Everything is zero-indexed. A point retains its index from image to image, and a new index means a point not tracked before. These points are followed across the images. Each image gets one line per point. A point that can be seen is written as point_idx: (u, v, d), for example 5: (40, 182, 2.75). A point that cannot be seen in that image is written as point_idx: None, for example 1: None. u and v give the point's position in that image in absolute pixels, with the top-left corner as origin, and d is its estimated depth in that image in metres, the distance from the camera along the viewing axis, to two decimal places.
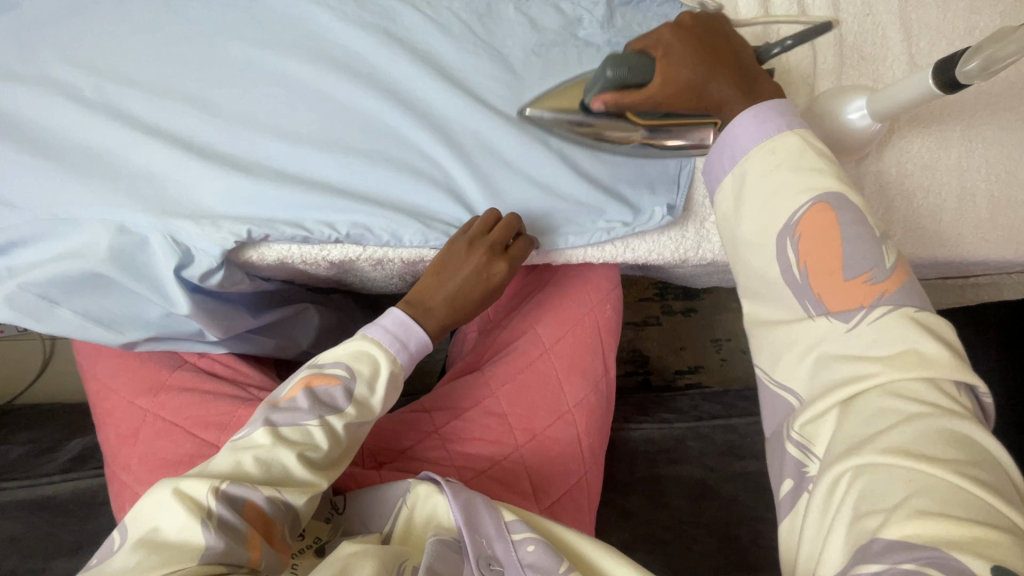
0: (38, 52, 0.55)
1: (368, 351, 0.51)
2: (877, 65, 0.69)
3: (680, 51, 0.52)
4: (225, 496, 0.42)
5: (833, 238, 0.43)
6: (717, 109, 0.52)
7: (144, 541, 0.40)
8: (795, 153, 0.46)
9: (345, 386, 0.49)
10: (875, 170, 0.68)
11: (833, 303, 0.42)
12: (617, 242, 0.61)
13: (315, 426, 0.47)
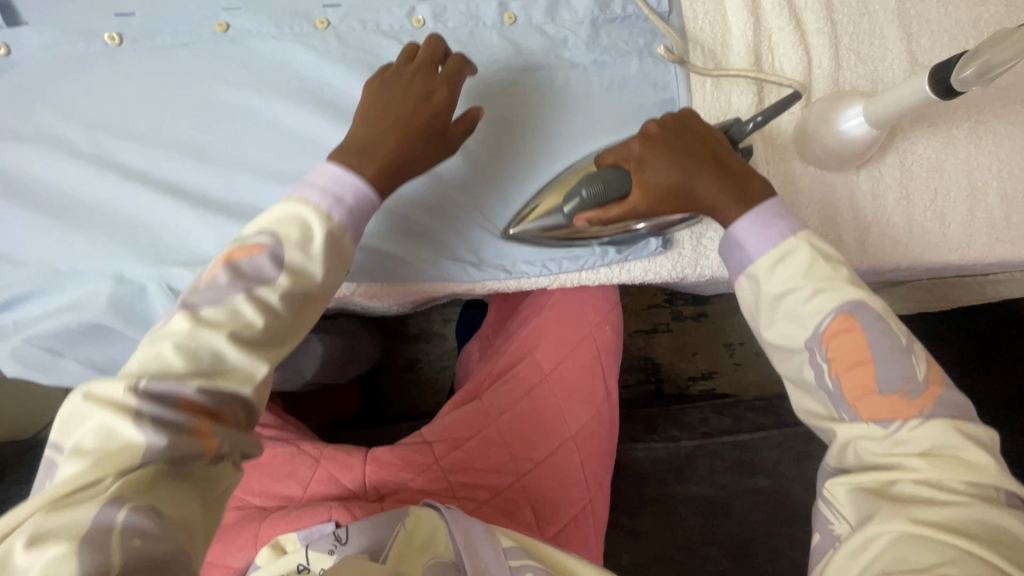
0: (28, 101, 0.55)
1: (298, 209, 0.46)
2: (877, 65, 0.66)
3: (655, 162, 0.51)
4: (149, 392, 0.39)
5: (865, 352, 0.45)
6: (710, 210, 0.52)
7: (75, 452, 0.37)
8: (809, 261, 0.47)
9: (268, 252, 0.44)
10: (880, 175, 0.65)
11: (867, 411, 0.44)
12: (611, 263, 0.61)
13: (244, 301, 0.43)
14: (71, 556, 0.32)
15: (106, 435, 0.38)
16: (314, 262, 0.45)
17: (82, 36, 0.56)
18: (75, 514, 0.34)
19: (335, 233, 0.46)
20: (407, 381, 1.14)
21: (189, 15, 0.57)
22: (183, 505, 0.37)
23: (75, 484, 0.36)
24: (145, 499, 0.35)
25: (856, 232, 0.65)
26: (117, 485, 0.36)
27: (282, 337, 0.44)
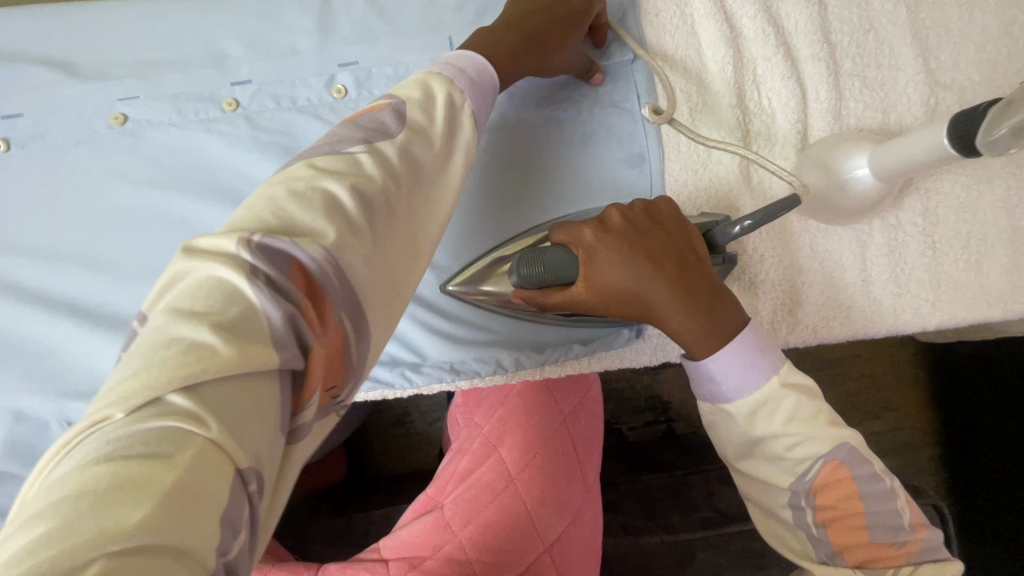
0: None
1: (426, 76, 0.39)
2: (887, 91, 0.56)
3: (612, 259, 0.42)
4: (263, 244, 0.26)
5: (853, 502, 0.41)
6: (669, 328, 0.42)
7: (174, 313, 0.24)
8: (795, 403, 0.42)
9: (392, 108, 0.36)
10: (896, 222, 0.55)
11: (854, 560, 0.41)
12: (578, 355, 0.53)
13: (361, 153, 0.33)
14: (174, 473, 0.20)
15: (225, 302, 0.24)
16: (435, 126, 0.37)
17: None
18: (223, 406, 0.23)
19: (455, 99, 0.39)
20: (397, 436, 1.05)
21: (81, 108, 0.50)
22: (259, 425, 0.24)
23: (218, 366, 0.23)
24: (237, 426, 0.23)
25: (869, 293, 0.55)
26: (218, 391, 0.23)
27: (389, 206, 0.33)
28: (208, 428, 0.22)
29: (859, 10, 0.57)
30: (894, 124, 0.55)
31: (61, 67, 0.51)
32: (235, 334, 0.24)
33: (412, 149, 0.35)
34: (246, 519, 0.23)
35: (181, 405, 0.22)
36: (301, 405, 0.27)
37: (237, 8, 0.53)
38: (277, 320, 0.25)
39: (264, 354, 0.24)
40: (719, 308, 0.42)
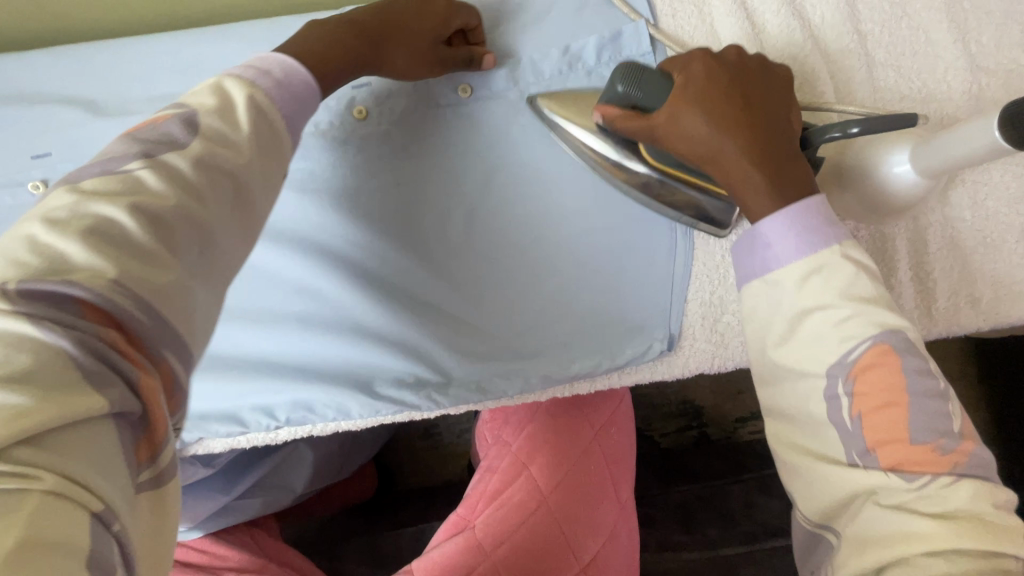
0: None
1: (225, 80, 0.34)
2: (924, 80, 0.53)
3: (707, 85, 0.42)
4: (27, 289, 0.23)
5: (899, 391, 0.34)
6: (728, 184, 0.41)
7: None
8: (850, 277, 0.36)
9: (181, 117, 0.32)
10: (941, 219, 0.52)
11: (888, 460, 0.33)
12: (607, 369, 0.51)
13: (141, 169, 0.29)
14: (16, 529, 0.19)
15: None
16: (240, 134, 0.32)
17: (7, 188, 0.51)
18: (56, 456, 0.21)
19: (259, 101, 0.34)
20: (426, 448, 1.04)
21: (111, 146, 0.51)
22: (107, 467, 0.22)
23: (25, 425, 0.20)
24: (81, 472, 0.21)
25: (916, 294, 0.52)
26: (32, 447, 0.21)
27: (203, 227, 0.29)
28: (37, 480, 0.20)
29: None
30: (936, 115, 0.52)
31: (87, 106, 0.52)
32: (35, 383, 0.21)
33: (217, 161, 0.31)
34: (118, 559, 0.22)
35: (4, 469, 0.20)
36: (158, 447, 0.25)
37: (255, 35, 0.53)
38: (78, 355, 0.22)
39: (80, 401, 0.22)
40: (797, 171, 0.40)
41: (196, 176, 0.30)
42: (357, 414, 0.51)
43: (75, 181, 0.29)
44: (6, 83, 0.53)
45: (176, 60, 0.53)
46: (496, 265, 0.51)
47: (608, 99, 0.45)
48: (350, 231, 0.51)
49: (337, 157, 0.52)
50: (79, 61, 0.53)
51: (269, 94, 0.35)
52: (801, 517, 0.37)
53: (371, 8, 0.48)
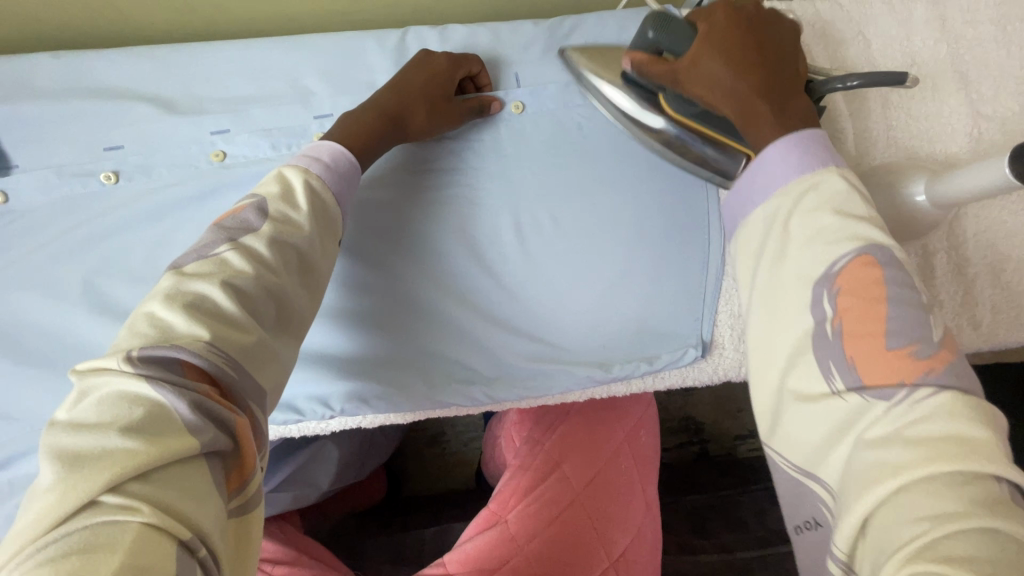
0: (9, 244, 0.52)
1: (282, 170, 0.43)
2: (930, 122, 0.59)
3: (725, 29, 0.44)
4: (146, 356, 0.31)
5: (880, 296, 0.35)
6: (745, 128, 0.43)
7: (71, 428, 0.29)
8: (840, 195, 0.38)
9: (254, 206, 0.41)
10: (948, 246, 0.57)
11: (865, 368, 0.34)
12: (644, 372, 0.55)
13: (229, 251, 0.38)
14: (120, 552, 0.26)
15: (132, 409, 0.30)
16: (300, 214, 0.41)
17: (78, 178, 0.53)
18: (156, 493, 0.28)
19: (314, 184, 0.43)
20: (435, 456, 1.09)
21: (182, 143, 0.54)
22: (198, 499, 0.29)
23: (137, 466, 0.28)
24: (174, 506, 0.28)
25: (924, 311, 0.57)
26: (147, 482, 0.28)
27: (277, 292, 0.38)
28: (142, 512, 0.27)
29: (902, 48, 0.60)
30: (941, 153, 0.58)
31: (161, 104, 0.55)
32: (148, 433, 0.29)
33: (286, 236, 0.40)
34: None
35: (120, 503, 0.27)
36: (244, 481, 0.32)
37: (323, 45, 0.57)
38: (186, 413, 0.30)
39: (185, 441, 0.30)
40: (799, 109, 0.43)
41: (265, 251, 0.39)
42: (413, 406, 0.54)
43: (180, 266, 0.38)
44: (75, 74, 0.54)
45: (248, 65, 0.56)
46: (546, 271, 0.54)
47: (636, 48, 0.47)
48: (409, 234, 0.54)
49: (399, 164, 0.55)
50: (151, 60, 0.55)
51: (321, 177, 0.44)
52: (784, 461, 0.38)
53: (391, 85, 0.53)
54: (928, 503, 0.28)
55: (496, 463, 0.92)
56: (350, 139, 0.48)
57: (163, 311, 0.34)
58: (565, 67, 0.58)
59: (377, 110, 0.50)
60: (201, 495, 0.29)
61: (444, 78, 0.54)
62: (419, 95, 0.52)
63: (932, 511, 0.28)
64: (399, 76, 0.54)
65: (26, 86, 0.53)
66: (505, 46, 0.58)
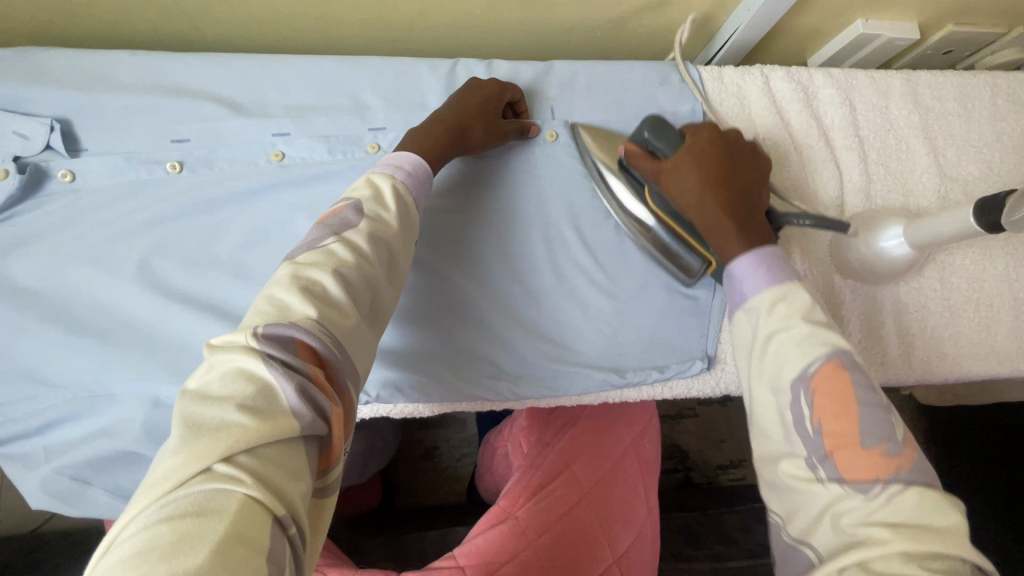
0: (72, 220, 0.55)
1: (372, 177, 0.49)
2: (905, 178, 0.68)
3: (705, 149, 0.53)
4: (268, 333, 0.36)
5: (851, 404, 0.41)
6: (713, 238, 0.51)
7: (199, 395, 0.34)
8: (808, 304, 0.46)
9: (352, 206, 0.46)
10: (919, 286, 0.65)
11: (844, 465, 0.39)
12: (656, 378, 0.60)
13: (335, 244, 0.43)
14: (226, 520, 0.29)
15: (250, 386, 0.34)
16: (389, 213, 0.47)
17: (145, 165, 0.57)
18: (258, 468, 0.31)
19: (399, 189, 0.49)
20: (427, 470, 1.10)
21: (246, 140, 0.59)
22: (292, 480, 0.32)
23: (246, 442, 0.31)
24: (272, 482, 0.31)
25: (898, 344, 0.65)
26: (253, 457, 0.32)
27: (373, 280, 0.43)
28: (246, 484, 0.30)
29: (881, 114, 0.70)
30: (913, 206, 0.67)
31: (230, 105, 0.60)
32: (259, 412, 0.33)
33: (380, 233, 0.45)
34: (288, 556, 0.31)
35: (229, 473, 0.30)
36: (329, 466, 0.37)
37: (382, 68, 0.63)
38: (292, 399, 0.34)
39: (289, 424, 0.33)
40: (759, 225, 0.51)
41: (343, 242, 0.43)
42: (444, 395, 0.57)
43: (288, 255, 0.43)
44: (153, 72, 0.59)
45: (313, 78, 0.62)
46: (573, 282, 0.60)
47: (635, 140, 0.58)
48: (456, 238, 0.59)
49: (454, 174, 0.61)
50: (222, 65, 0.60)
51: (405, 184, 0.50)
52: (783, 530, 0.42)
53: (449, 104, 0.59)
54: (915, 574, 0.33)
55: (494, 477, 0.92)
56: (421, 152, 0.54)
57: (282, 292, 0.39)
58: (596, 106, 0.65)
59: (443, 126, 0.56)
60: (294, 475, 0.33)
61: (492, 97, 0.60)
62: (476, 115, 0.58)
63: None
64: (455, 99, 0.59)
65: (106, 79, 0.58)
66: (544, 82, 0.65)
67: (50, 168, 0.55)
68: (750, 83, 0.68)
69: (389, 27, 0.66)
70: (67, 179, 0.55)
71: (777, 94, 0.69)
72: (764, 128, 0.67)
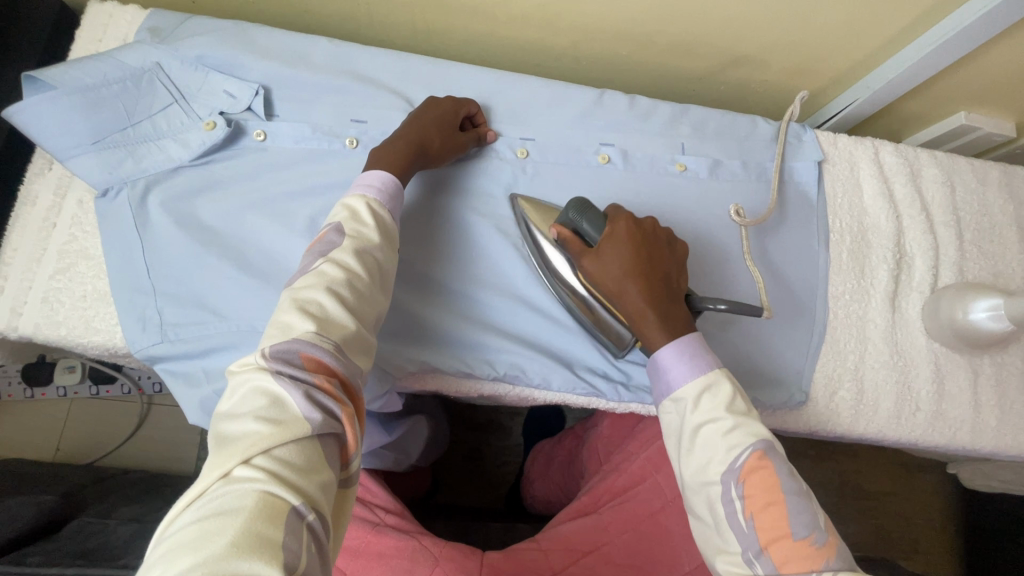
0: (260, 175, 0.62)
1: (346, 199, 0.52)
2: (996, 261, 0.73)
3: (624, 244, 0.54)
4: (274, 352, 0.40)
5: (776, 492, 0.43)
6: (638, 330, 0.53)
7: (225, 415, 0.39)
8: (729, 395, 0.47)
9: (333, 229, 0.49)
10: (1003, 362, 0.69)
11: (778, 557, 0.41)
12: (767, 403, 0.65)
13: (325, 266, 0.46)
14: (240, 520, 0.32)
15: (263, 399, 0.38)
16: (367, 227, 0.50)
17: (327, 136, 0.63)
18: (268, 468, 0.35)
19: (374, 207, 0.52)
20: (469, 471, 1.13)
21: None
22: (303, 474, 0.36)
23: (262, 445, 0.36)
24: (287, 478, 0.35)
25: (979, 413, 0.69)
26: (265, 459, 0.35)
27: (363, 292, 0.47)
28: (258, 487, 0.34)
29: (980, 200, 0.75)
30: (1001, 286, 0.72)
31: (404, 97, 0.67)
32: (271, 421, 0.37)
33: (364, 248, 0.49)
34: (307, 542, 0.34)
35: (246, 474, 0.35)
36: (347, 460, 0.40)
37: (541, 88, 0.70)
38: (302, 404, 0.38)
39: (300, 426, 0.37)
40: (680, 315, 0.52)
41: (363, 258, 0.48)
42: (549, 384, 0.61)
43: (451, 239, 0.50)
44: (343, 57, 0.67)
45: (479, 85, 0.69)
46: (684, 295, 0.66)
47: (564, 224, 0.57)
48: (475, 247, 0.64)
49: (435, 175, 0.65)
50: (404, 62, 0.68)
51: (380, 202, 0.53)
52: None
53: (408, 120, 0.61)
54: None
55: (545, 482, 0.92)
56: (393, 167, 0.56)
57: (285, 314, 0.43)
58: (722, 150, 0.72)
59: (405, 140, 0.58)
60: (306, 474, 0.36)
61: (441, 104, 0.62)
62: (435, 128, 0.60)
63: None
64: (413, 116, 0.62)
65: (306, 59, 0.65)
66: (678, 122, 0.72)
67: (248, 126, 0.62)
68: (861, 153, 0.74)
69: (548, 53, 0.74)
70: (259, 138, 0.62)
71: (886, 166, 0.74)
72: (869, 194, 0.73)
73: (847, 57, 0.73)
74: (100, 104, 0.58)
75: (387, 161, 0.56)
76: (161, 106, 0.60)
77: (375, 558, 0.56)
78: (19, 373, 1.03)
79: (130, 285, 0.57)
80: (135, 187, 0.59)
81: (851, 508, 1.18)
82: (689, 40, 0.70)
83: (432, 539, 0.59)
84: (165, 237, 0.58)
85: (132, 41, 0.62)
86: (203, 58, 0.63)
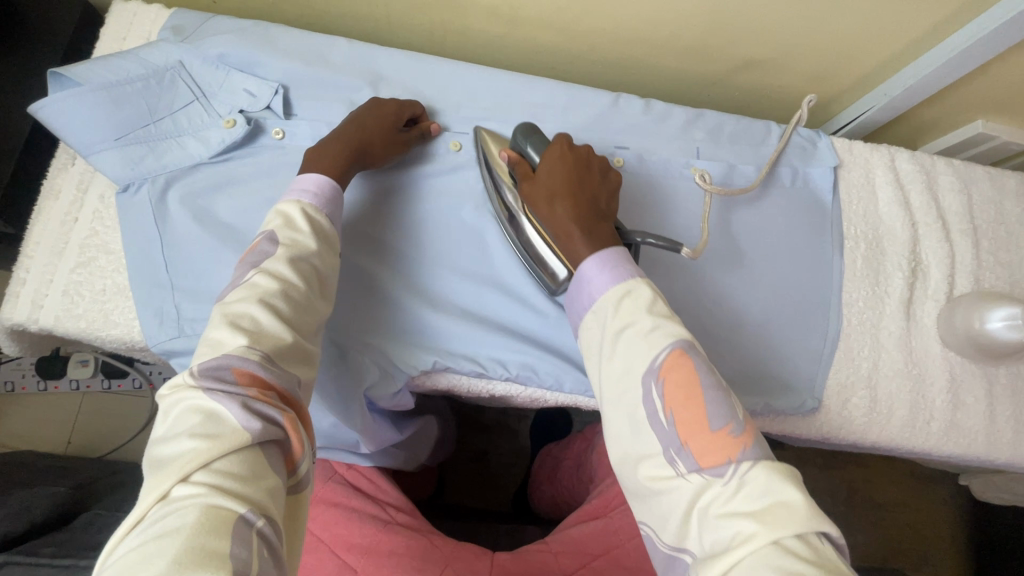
0: (278, 172, 0.62)
1: (279, 206, 0.50)
2: (1012, 271, 0.73)
3: (558, 161, 0.55)
4: (202, 369, 0.39)
5: (695, 388, 0.40)
6: (564, 244, 0.52)
7: (157, 440, 0.37)
8: (650, 300, 0.46)
9: (266, 237, 0.47)
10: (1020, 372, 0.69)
11: (698, 453, 0.38)
12: (780, 410, 0.65)
13: (258, 276, 0.44)
14: (181, 538, 0.31)
15: (196, 416, 0.37)
16: (302, 233, 0.48)
17: None
18: (209, 482, 0.34)
19: (310, 212, 0.50)
20: (475, 472, 1.13)
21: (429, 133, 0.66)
22: (246, 482, 0.35)
23: (199, 460, 0.34)
24: (229, 488, 0.34)
25: (994, 423, 0.68)
26: (205, 473, 0.34)
27: (302, 301, 0.46)
28: (199, 502, 0.33)
29: (996, 208, 0.74)
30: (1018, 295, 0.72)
31: (420, 98, 0.67)
32: (205, 435, 0.36)
33: (300, 256, 0.47)
34: (257, 548, 0.33)
35: (186, 491, 0.33)
36: (295, 467, 0.39)
37: (555, 91, 0.71)
38: (237, 415, 0.36)
39: (235, 437, 0.35)
40: (607, 234, 0.52)
41: (299, 266, 0.46)
42: (561, 385, 0.61)
43: None
44: (360, 58, 0.67)
45: (495, 87, 0.69)
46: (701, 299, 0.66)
47: (515, 150, 0.60)
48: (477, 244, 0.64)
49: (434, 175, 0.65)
50: (421, 64, 0.68)
51: (315, 207, 0.51)
52: (660, 541, 0.40)
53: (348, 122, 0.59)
54: (784, 564, 0.32)
55: (554, 484, 0.92)
56: (331, 170, 0.54)
57: (214, 330, 0.41)
58: (735, 155, 0.72)
59: (341, 144, 0.56)
60: (251, 482, 0.35)
61: (386, 104, 0.61)
62: (378, 131, 0.59)
63: (784, 567, 0.32)
64: (354, 117, 0.60)
65: (324, 59, 0.66)
66: (692, 126, 0.72)
67: (267, 125, 0.63)
68: (876, 160, 0.74)
69: (563, 57, 0.74)
70: (277, 136, 0.63)
71: (901, 173, 0.74)
72: (883, 202, 0.73)
73: (861, 64, 0.73)
74: (123, 101, 0.59)
75: (326, 165, 0.54)
76: (182, 104, 0.61)
77: (386, 556, 0.56)
78: (33, 365, 1.05)
79: (148, 280, 0.58)
80: (155, 183, 0.59)
81: (861, 518, 1.17)
82: (704, 46, 0.71)
83: (442, 538, 0.60)
84: (183, 233, 0.59)
85: (155, 39, 0.63)
86: (224, 56, 0.64)
